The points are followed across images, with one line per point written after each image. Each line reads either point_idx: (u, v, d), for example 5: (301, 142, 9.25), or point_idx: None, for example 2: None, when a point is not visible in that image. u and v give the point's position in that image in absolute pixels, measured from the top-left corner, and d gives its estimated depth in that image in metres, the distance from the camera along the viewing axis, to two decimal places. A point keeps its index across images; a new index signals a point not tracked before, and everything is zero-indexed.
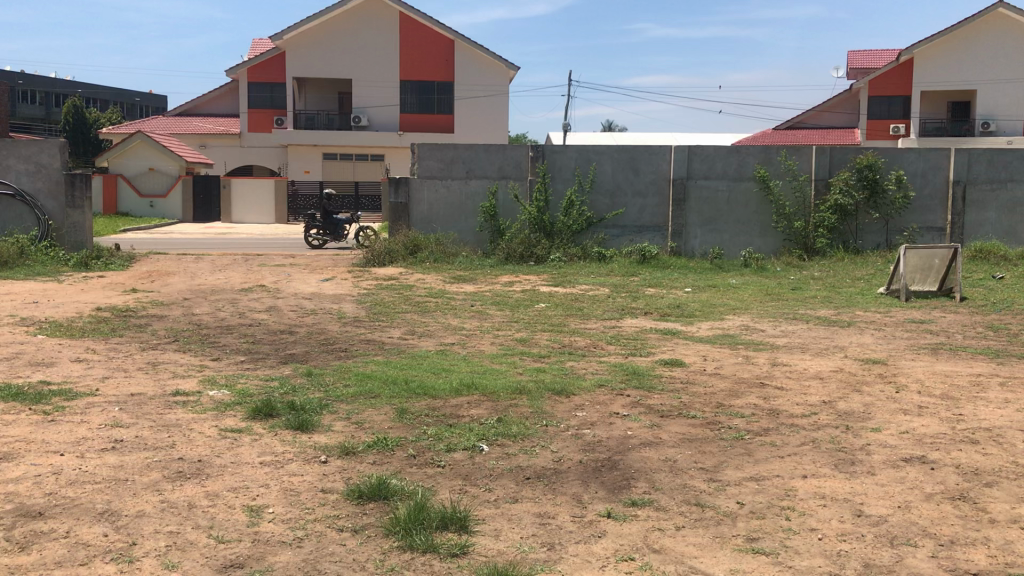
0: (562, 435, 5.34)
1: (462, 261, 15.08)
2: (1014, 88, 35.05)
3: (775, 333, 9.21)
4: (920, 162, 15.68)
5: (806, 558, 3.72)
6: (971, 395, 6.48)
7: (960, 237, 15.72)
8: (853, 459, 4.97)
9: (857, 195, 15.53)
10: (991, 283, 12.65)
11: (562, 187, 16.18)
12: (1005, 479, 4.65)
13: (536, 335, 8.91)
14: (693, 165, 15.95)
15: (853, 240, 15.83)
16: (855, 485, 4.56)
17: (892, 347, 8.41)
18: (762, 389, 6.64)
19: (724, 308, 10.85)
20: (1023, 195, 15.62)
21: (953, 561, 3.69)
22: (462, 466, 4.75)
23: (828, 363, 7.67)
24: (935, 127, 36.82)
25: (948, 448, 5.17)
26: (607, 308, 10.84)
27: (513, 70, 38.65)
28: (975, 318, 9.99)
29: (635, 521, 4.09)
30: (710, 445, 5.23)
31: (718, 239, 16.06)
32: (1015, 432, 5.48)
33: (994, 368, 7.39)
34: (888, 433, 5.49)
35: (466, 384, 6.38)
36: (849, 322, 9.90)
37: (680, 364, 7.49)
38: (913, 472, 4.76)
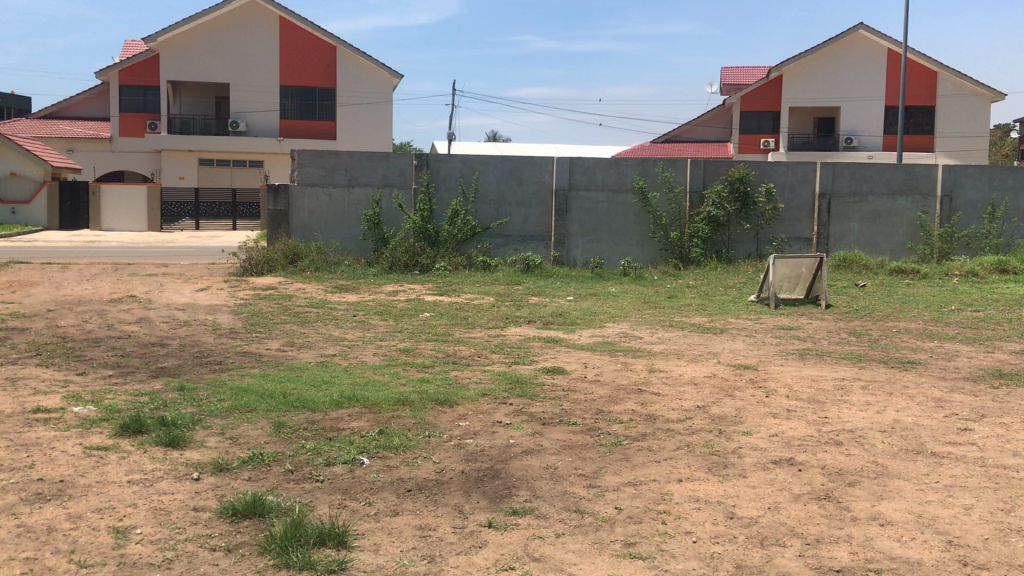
0: (444, 446, 5.32)
1: (344, 271, 14.84)
2: (873, 105, 36.99)
3: (653, 340, 9.42)
4: (787, 175, 16.39)
5: (681, 561, 3.80)
6: (835, 397, 6.79)
7: (824, 248, 16.50)
8: (727, 463, 5.13)
9: (729, 208, 16.08)
10: (853, 291, 13.28)
11: (446, 196, 16.15)
12: (865, 478, 4.88)
13: (420, 345, 8.86)
14: (574, 176, 16.21)
15: (726, 250, 16.39)
16: (728, 488, 4.70)
17: (762, 353, 8.72)
18: (639, 395, 6.79)
19: (604, 316, 11.05)
20: (881, 207, 16.51)
21: (818, 558, 3.84)
22: (342, 480, 4.67)
23: (703, 369, 7.90)
24: (803, 142, 38.51)
25: (814, 449, 5.39)
26: (491, 316, 10.87)
27: (395, 78, 38.44)
28: (840, 325, 10.48)
29: (515, 530, 4.10)
30: (591, 451, 5.31)
31: (598, 249, 16.36)
32: (875, 433, 5.76)
33: (857, 372, 7.75)
34: (758, 436, 5.68)
35: (347, 396, 6.28)
36: (722, 329, 10.21)
37: (562, 372, 7.59)
38: (782, 474, 4.93)
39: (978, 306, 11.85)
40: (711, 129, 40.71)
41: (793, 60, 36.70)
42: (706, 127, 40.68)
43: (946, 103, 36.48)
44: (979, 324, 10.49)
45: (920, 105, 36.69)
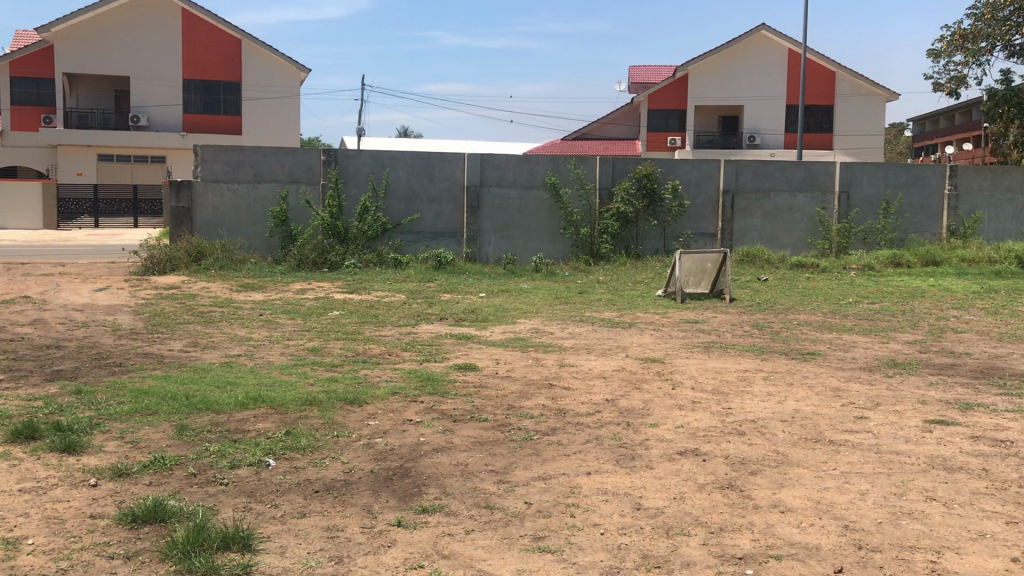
0: (353, 445, 5.27)
1: (250, 269, 14.54)
2: (775, 104, 38.02)
3: (563, 335, 9.51)
4: (693, 172, 16.74)
5: (589, 554, 3.85)
6: (739, 389, 6.97)
7: (729, 243, 16.91)
8: (634, 454, 5.21)
9: (637, 204, 16.32)
10: (756, 285, 13.65)
11: (356, 192, 15.98)
12: (767, 466, 5.02)
13: (329, 344, 8.75)
14: (485, 172, 16.23)
15: (635, 246, 16.65)
16: (635, 479, 4.78)
17: (669, 346, 8.89)
18: (550, 390, 6.84)
19: (515, 312, 11.10)
20: (783, 203, 17.00)
21: (721, 547, 3.93)
22: (247, 482, 4.58)
23: (611, 363, 8.01)
24: (708, 140, 39.37)
25: (718, 440, 5.52)
26: (402, 314, 10.80)
27: (303, 72, 37.84)
28: (743, 318, 10.76)
29: (425, 528, 4.09)
30: (501, 447, 5.33)
31: (510, 245, 16.41)
32: (776, 423, 5.94)
33: (759, 364, 7.98)
34: (665, 428, 5.79)
35: (253, 397, 6.16)
36: (630, 323, 10.37)
37: (473, 368, 7.60)
38: (687, 465, 5.04)
39: (873, 299, 12.31)
40: (620, 126, 41.29)
41: (698, 59, 37.48)
42: (615, 125, 41.24)
43: (844, 102, 37.76)
44: (875, 316, 10.90)
45: (819, 104, 37.87)
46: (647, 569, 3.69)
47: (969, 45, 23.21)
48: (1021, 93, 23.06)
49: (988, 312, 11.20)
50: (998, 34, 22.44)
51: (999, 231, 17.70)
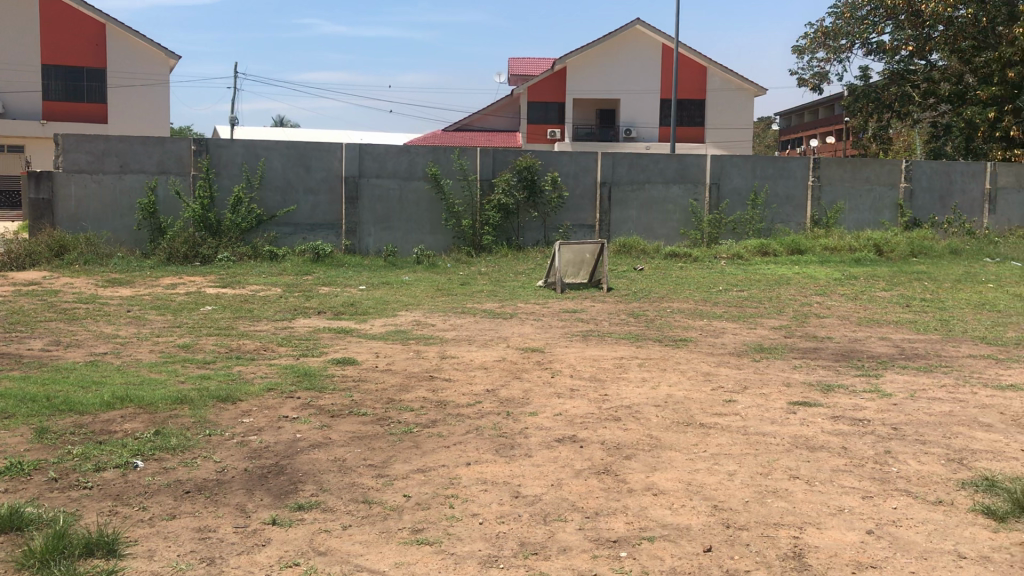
0: (227, 444, 5.13)
1: (117, 263, 13.97)
2: (650, 98, 38.90)
3: (444, 327, 9.52)
4: (571, 164, 16.97)
5: (467, 544, 3.87)
6: (615, 375, 7.13)
7: (607, 234, 17.24)
8: (513, 443, 5.26)
9: (517, 195, 16.43)
10: (633, 275, 13.96)
11: (229, 183, 15.54)
12: (641, 450, 5.15)
13: (202, 340, 8.49)
14: (364, 163, 16.03)
15: (515, 237, 16.77)
16: (513, 468, 4.82)
17: (548, 335, 9.02)
18: (430, 382, 6.84)
19: (396, 305, 11.02)
20: (658, 195, 17.44)
21: (597, 531, 4.01)
22: (113, 485, 4.41)
23: (492, 353, 8.06)
24: (586, 132, 39.99)
25: (595, 426, 5.63)
26: (279, 308, 10.58)
27: (172, 59, 36.53)
28: (620, 306, 11.00)
29: (301, 525, 4.03)
30: (380, 441, 5.30)
31: (390, 237, 16.28)
32: (651, 408, 6.10)
33: (635, 351, 8.18)
34: (544, 416, 5.87)
35: (119, 397, 5.93)
36: (511, 314, 10.46)
37: (352, 362, 7.51)
38: (564, 451, 5.12)
39: (743, 286, 12.77)
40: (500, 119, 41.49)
41: (576, 52, 37.97)
42: (495, 116, 41.48)
43: (715, 96, 38.96)
44: (744, 303, 11.31)
45: (692, 98, 38.97)
46: (524, 556, 3.73)
47: (831, 43, 24.32)
48: (878, 89, 24.32)
49: (848, 298, 11.77)
50: (856, 32, 23.58)
51: (859, 220, 18.63)
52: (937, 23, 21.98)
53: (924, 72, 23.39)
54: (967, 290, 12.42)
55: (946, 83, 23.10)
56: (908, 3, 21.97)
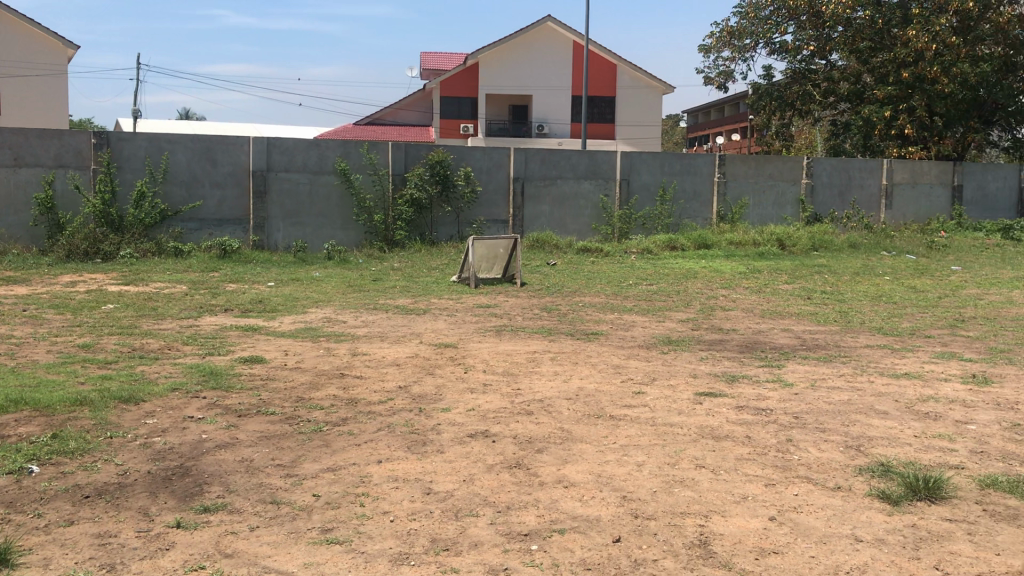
0: (129, 446, 4.98)
1: (11, 261, 13.41)
2: (562, 94, 39.20)
3: (356, 324, 9.42)
4: (484, 160, 16.98)
5: (378, 542, 3.84)
6: (527, 370, 7.18)
7: (520, 229, 17.32)
8: (425, 440, 5.24)
9: (430, 190, 16.35)
10: (545, 269, 14.05)
11: (131, 177, 15.07)
12: (552, 444, 5.19)
13: (102, 340, 8.21)
14: (272, 157, 15.74)
15: (428, 233, 16.70)
16: (425, 465, 4.81)
17: (461, 331, 9.01)
18: (341, 379, 6.76)
19: (306, 301, 10.86)
20: (570, 190, 17.58)
21: (508, 525, 4.03)
22: (6, 492, 4.23)
23: (404, 350, 8.01)
24: (499, 128, 40.07)
25: (507, 421, 5.65)
26: (184, 306, 10.31)
27: (70, 49, 35.24)
28: (533, 301, 11.06)
29: (206, 528, 3.94)
30: (289, 440, 5.21)
31: (300, 232, 16.03)
32: (562, 402, 6.15)
33: (547, 345, 8.23)
34: (456, 411, 5.87)
35: (14, 400, 5.69)
36: (424, 309, 10.41)
37: (260, 360, 7.37)
38: (476, 447, 5.13)
39: (652, 280, 12.98)
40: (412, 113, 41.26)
41: (488, 47, 37.99)
42: (408, 111, 41.24)
43: (625, 93, 39.48)
44: (654, 297, 11.50)
45: (602, 95, 39.41)
46: (436, 553, 3.72)
47: (736, 42, 24.91)
48: (781, 88, 25.00)
49: (753, 291, 12.07)
50: (760, 32, 24.19)
51: (763, 216, 19.13)
52: (837, 24, 22.70)
53: (824, 71, 24.14)
54: (865, 283, 12.88)
55: (845, 83, 23.87)
56: (810, 4, 22.63)
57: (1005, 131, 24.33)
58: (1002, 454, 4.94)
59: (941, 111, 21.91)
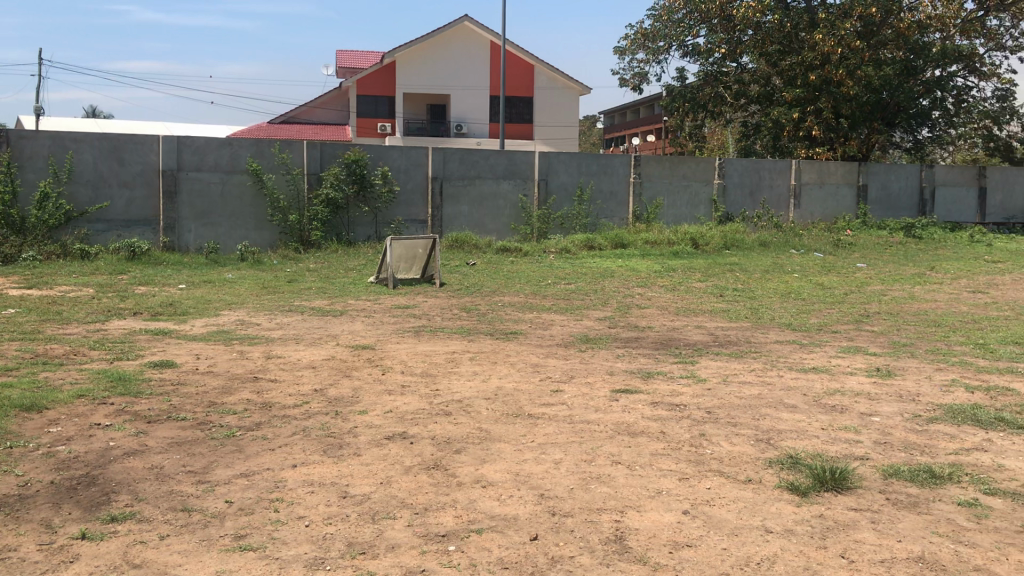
0: (31, 456, 4.80)
1: None
2: (480, 94, 39.23)
3: (271, 326, 9.26)
4: (401, 159, 16.87)
5: (293, 547, 3.78)
6: (446, 370, 7.16)
7: (439, 229, 17.27)
8: (341, 443, 5.19)
9: (346, 190, 16.17)
10: (464, 269, 14.04)
11: (33, 177, 14.54)
12: (470, 444, 5.19)
13: (3, 346, 7.89)
14: (182, 156, 15.38)
15: (345, 233, 16.51)
16: (341, 468, 4.76)
17: (379, 332, 8.93)
18: (255, 383, 6.64)
19: (219, 304, 10.63)
20: (488, 190, 17.61)
21: (426, 526, 4.01)
22: None
23: (321, 352, 7.90)
24: (417, 128, 39.84)
25: (425, 422, 5.63)
26: (90, 310, 9.98)
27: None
28: (452, 301, 11.03)
29: (114, 538, 3.82)
30: (200, 446, 5.09)
31: (213, 233, 15.68)
32: (481, 401, 6.15)
33: (466, 345, 8.22)
34: (373, 413, 5.82)
35: None
36: (341, 311, 10.30)
37: (171, 365, 7.18)
38: (394, 448, 5.09)
39: (570, 280, 13.09)
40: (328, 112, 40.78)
41: (405, 46, 37.77)
42: (324, 110, 40.74)
43: (542, 94, 39.71)
44: (571, 296, 11.59)
45: (520, 95, 39.55)
46: (352, 557, 3.68)
47: (650, 44, 25.31)
48: (693, 90, 25.49)
49: (668, 289, 12.27)
50: (673, 35, 24.61)
51: (677, 216, 19.48)
52: (746, 27, 23.23)
53: (735, 74, 24.70)
54: (775, 280, 13.21)
55: (755, 85, 24.44)
56: (720, 7, 23.10)
57: (907, 132, 25.21)
58: (904, 444, 5.12)
59: (846, 113, 22.60)
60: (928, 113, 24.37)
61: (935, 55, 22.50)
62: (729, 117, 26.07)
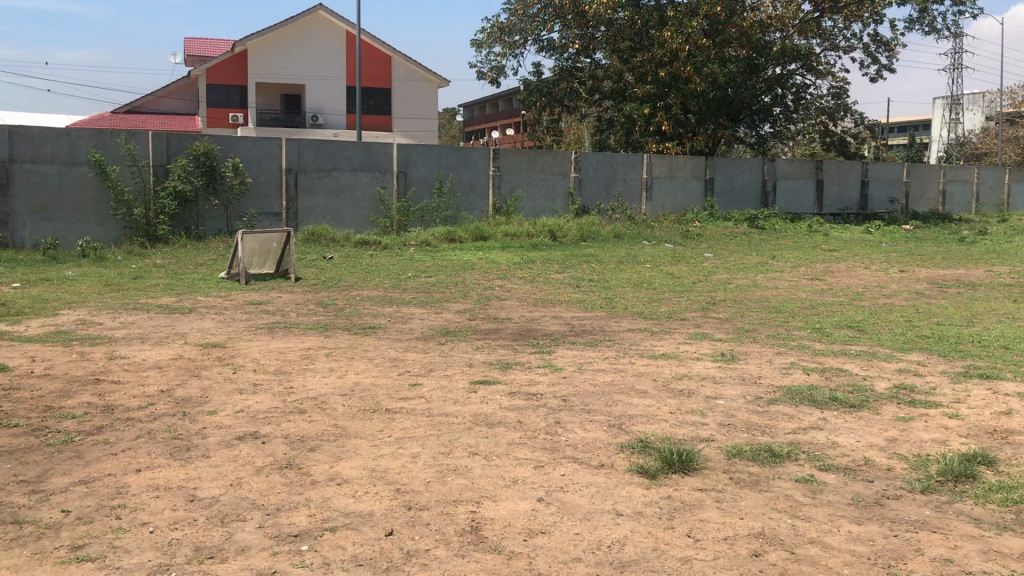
0: None
1: None
2: (335, 85, 38.58)
3: (114, 325, 8.83)
4: (254, 151, 16.42)
5: (135, 555, 3.61)
6: (300, 367, 7.01)
7: (294, 222, 16.88)
8: (189, 445, 5.00)
9: (195, 182, 15.58)
10: (322, 263, 13.79)
11: None
12: (325, 441, 5.10)
13: None
14: (15, 147, 14.46)
15: (195, 227, 15.92)
16: (189, 471, 4.58)
17: (231, 329, 8.66)
18: (96, 385, 6.32)
19: (57, 303, 10.06)
20: (345, 182, 17.34)
21: (278, 527, 3.92)
22: None
23: (167, 351, 7.59)
24: (271, 118, 38.66)
25: (278, 421, 5.49)
26: None
27: None
28: (307, 297, 10.81)
29: None
30: (34, 454, 4.80)
31: (50, 228, 14.80)
32: (337, 398, 6.05)
33: (322, 341, 8.07)
34: (223, 414, 5.63)
35: None
36: (190, 308, 9.92)
37: (2, 369, 6.74)
38: (245, 449, 4.95)
39: (430, 272, 13.05)
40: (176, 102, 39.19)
41: (257, 35, 36.72)
42: (172, 99, 39.19)
43: (400, 85, 39.43)
44: (431, 289, 11.55)
45: (376, 86, 39.11)
46: (199, 562, 3.56)
47: (506, 38, 25.56)
48: (550, 84, 25.94)
49: (526, 281, 12.41)
50: (529, 29, 24.90)
51: (536, 208, 19.72)
52: (599, 23, 23.71)
53: (589, 69, 25.21)
54: (629, 271, 13.56)
55: (609, 81, 25.07)
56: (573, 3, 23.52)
57: (751, 127, 26.33)
58: (746, 425, 5.35)
59: (694, 108, 23.36)
60: (770, 109, 25.56)
61: (775, 54, 23.44)
62: (584, 112, 26.56)
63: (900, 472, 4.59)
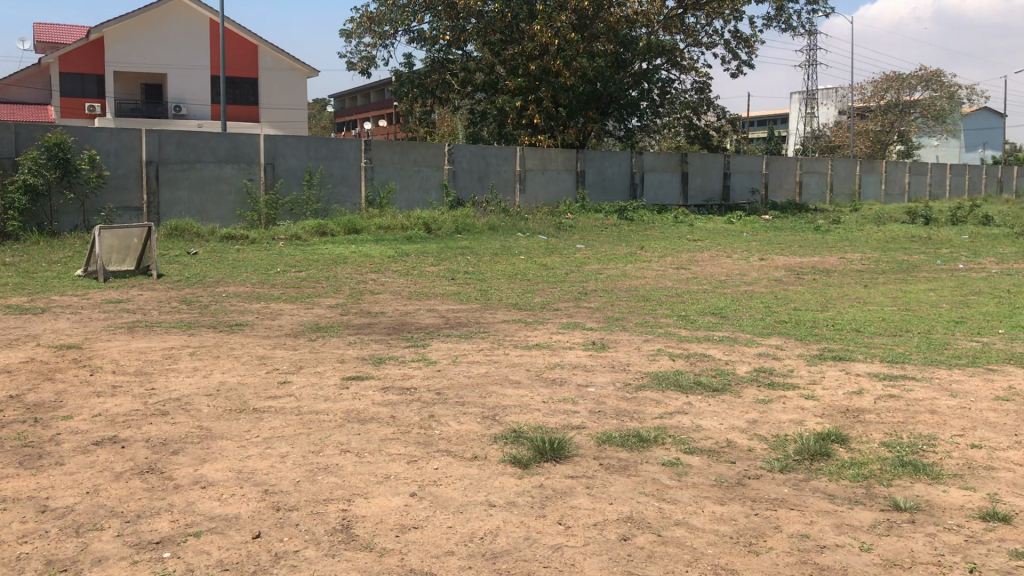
0: None
1: None
2: (199, 74, 37.30)
3: None
4: (111, 142, 15.71)
5: None
6: (163, 367, 6.75)
7: (156, 216, 16.23)
8: (40, 453, 4.74)
9: (48, 175, 14.76)
10: (186, 259, 13.32)
11: None
12: (189, 443, 4.93)
13: None
14: None
15: (48, 223, 15.08)
16: (40, 480, 4.35)
17: (87, 330, 8.26)
18: None
19: None
20: (209, 174, 16.80)
21: (138, 534, 3.76)
22: None
23: (17, 354, 7.18)
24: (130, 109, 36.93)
25: (138, 423, 5.28)
26: None
27: None
28: (171, 294, 10.41)
29: None
30: None
31: None
32: (201, 398, 5.86)
33: (186, 339, 7.79)
34: (79, 418, 5.37)
35: None
36: (42, 308, 9.41)
37: None
38: (102, 454, 4.73)
39: (300, 267, 12.79)
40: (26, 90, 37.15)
41: (113, 21, 35.09)
42: (21, 87, 37.10)
43: (267, 76, 38.47)
44: (301, 284, 11.31)
45: (242, 76, 38.04)
46: None
47: (376, 28, 25.23)
48: (421, 76, 25.78)
49: (400, 274, 12.30)
50: (399, 19, 24.66)
51: (409, 200, 19.58)
52: (469, 15, 23.74)
53: (461, 61, 25.21)
54: (502, 263, 13.64)
55: (480, 73, 25.12)
56: None
57: (619, 122, 26.87)
58: (615, 412, 5.46)
59: (564, 101, 23.67)
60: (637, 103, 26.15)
61: (641, 48, 24.08)
62: (456, 104, 26.53)
63: (761, 452, 4.78)
